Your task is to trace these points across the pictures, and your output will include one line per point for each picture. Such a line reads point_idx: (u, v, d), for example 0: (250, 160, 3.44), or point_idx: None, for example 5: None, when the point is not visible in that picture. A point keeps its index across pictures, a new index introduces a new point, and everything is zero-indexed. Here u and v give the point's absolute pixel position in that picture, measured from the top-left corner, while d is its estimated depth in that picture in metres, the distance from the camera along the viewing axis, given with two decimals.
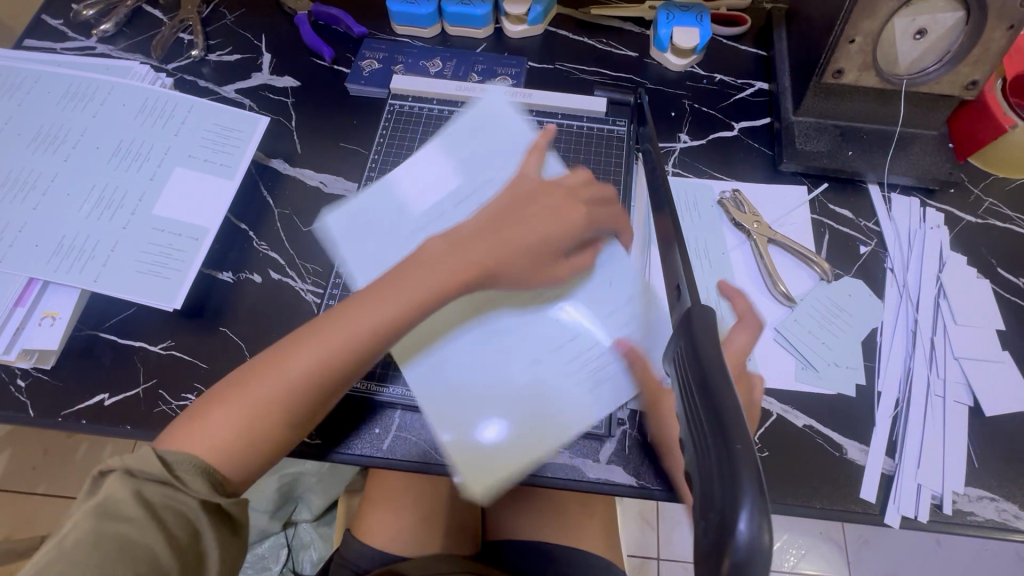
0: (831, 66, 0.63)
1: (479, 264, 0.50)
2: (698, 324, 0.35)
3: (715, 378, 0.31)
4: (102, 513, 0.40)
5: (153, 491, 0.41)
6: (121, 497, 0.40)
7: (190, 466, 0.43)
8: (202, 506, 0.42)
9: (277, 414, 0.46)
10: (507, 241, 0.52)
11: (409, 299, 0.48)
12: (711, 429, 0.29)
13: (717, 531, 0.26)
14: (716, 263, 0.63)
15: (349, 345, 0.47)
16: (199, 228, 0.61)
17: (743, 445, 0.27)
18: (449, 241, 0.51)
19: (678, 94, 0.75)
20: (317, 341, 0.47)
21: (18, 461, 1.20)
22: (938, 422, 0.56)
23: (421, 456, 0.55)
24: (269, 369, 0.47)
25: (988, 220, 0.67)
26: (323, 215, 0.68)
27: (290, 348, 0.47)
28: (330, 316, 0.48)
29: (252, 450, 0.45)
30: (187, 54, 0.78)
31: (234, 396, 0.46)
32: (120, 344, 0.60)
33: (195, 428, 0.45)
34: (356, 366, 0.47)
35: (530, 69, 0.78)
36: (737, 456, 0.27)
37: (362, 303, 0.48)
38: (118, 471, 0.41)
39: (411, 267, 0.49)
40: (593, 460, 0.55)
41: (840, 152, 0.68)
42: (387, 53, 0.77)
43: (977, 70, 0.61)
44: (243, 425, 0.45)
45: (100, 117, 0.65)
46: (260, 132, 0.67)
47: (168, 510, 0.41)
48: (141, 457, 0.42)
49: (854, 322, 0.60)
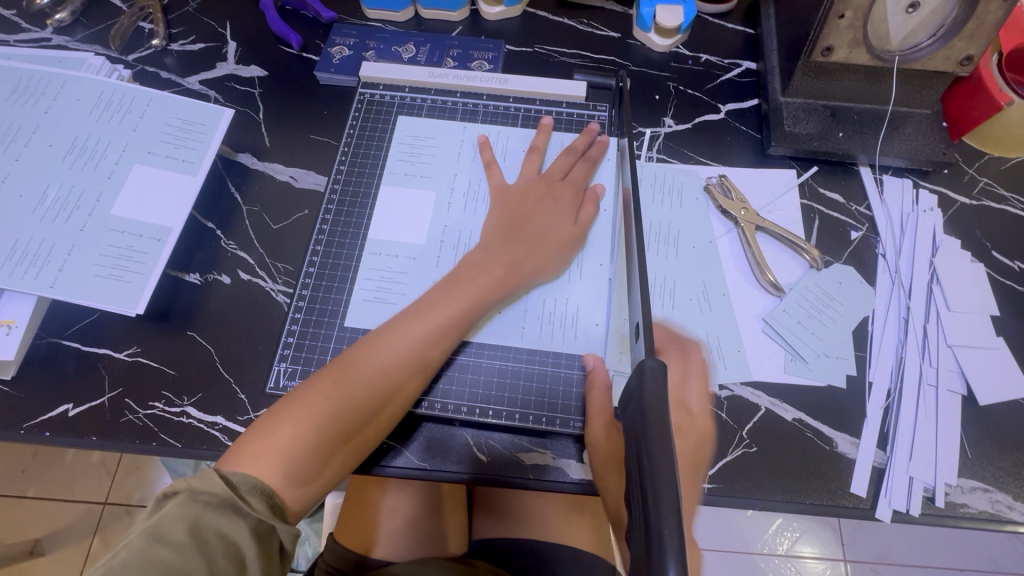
0: (820, 43, 0.60)
1: (513, 266, 0.56)
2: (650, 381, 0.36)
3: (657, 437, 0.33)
4: (153, 538, 0.39)
5: (214, 517, 0.41)
6: (176, 523, 0.40)
7: (253, 487, 0.44)
8: (258, 529, 0.42)
9: (339, 432, 0.47)
10: (533, 245, 0.57)
11: (460, 304, 0.53)
12: (643, 487, 0.32)
13: None
14: (682, 250, 0.61)
15: (410, 356, 0.51)
16: (161, 229, 0.58)
17: (671, 514, 0.29)
18: (489, 250, 0.56)
19: (663, 76, 0.72)
20: (375, 351, 0.50)
21: (5, 467, 1.18)
22: (930, 412, 0.54)
23: (404, 464, 0.53)
24: (327, 382, 0.49)
25: (982, 202, 0.64)
26: (293, 212, 0.65)
27: (345, 361, 0.50)
28: (382, 334, 0.51)
29: (312, 474, 0.46)
30: (148, 43, 0.74)
31: (295, 411, 0.47)
32: (84, 352, 0.57)
33: (263, 445, 0.46)
34: (412, 375, 0.51)
35: (508, 52, 0.75)
36: (664, 516, 0.29)
37: (416, 312, 0.52)
38: (183, 494, 0.41)
39: (460, 278, 0.54)
40: (575, 462, 0.54)
41: (830, 134, 0.65)
42: (358, 39, 0.74)
43: (971, 45, 0.58)
44: (305, 444, 0.46)
45: (53, 113, 0.62)
46: (224, 125, 0.64)
47: (218, 537, 0.40)
48: (205, 479, 0.42)
49: (844, 310, 0.58)
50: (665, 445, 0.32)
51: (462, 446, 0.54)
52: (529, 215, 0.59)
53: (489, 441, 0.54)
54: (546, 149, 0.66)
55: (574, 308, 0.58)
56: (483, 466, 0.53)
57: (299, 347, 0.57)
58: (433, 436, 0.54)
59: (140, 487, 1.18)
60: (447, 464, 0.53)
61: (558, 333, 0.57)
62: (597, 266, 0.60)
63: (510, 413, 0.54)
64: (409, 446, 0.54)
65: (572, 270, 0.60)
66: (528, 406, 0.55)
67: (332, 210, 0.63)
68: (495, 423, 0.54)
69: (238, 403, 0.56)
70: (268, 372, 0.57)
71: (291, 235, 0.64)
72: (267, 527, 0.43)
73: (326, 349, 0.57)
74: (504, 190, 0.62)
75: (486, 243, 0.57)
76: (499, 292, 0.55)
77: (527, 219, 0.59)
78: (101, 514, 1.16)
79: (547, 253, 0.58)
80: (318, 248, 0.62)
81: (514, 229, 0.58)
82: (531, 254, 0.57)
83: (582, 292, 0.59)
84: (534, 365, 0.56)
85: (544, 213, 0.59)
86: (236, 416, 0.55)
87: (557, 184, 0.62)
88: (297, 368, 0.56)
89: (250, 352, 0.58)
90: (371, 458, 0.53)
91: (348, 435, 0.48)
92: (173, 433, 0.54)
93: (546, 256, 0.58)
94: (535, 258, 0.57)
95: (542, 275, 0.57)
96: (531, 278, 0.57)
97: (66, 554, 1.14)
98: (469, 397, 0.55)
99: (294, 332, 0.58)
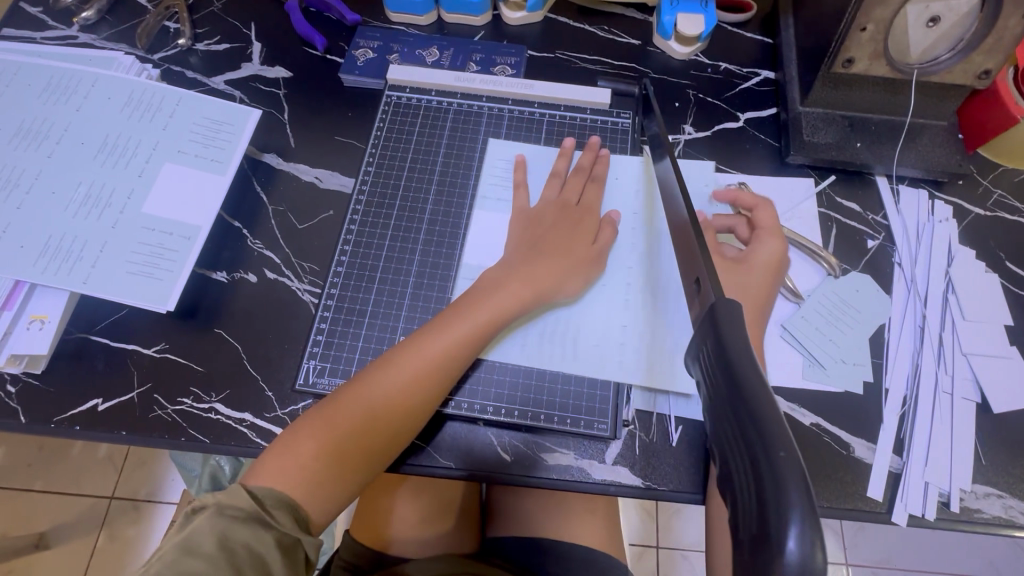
0: (841, 55, 0.61)
1: (534, 282, 0.56)
2: (724, 319, 0.34)
3: (745, 376, 0.30)
4: (184, 548, 0.40)
5: (239, 530, 0.42)
6: (206, 534, 0.41)
7: (278, 500, 0.45)
8: (282, 540, 0.44)
9: (362, 446, 0.49)
10: (552, 260, 0.57)
11: (474, 323, 0.53)
12: (748, 435, 0.28)
13: (758, 550, 0.25)
14: None
15: (426, 374, 0.51)
16: (191, 228, 0.59)
17: (786, 453, 0.26)
18: (505, 268, 0.57)
19: (683, 84, 0.73)
20: (392, 369, 0.51)
21: (13, 459, 1.18)
22: (946, 419, 0.56)
23: (426, 461, 0.54)
24: (349, 397, 0.50)
25: (996, 213, 0.66)
26: (319, 212, 0.66)
27: (364, 375, 0.51)
28: (398, 352, 0.52)
29: (335, 494, 0.48)
30: (174, 43, 0.75)
31: (318, 428, 0.48)
32: (113, 347, 0.58)
33: (287, 459, 0.47)
34: (430, 391, 0.51)
35: (529, 58, 0.76)
36: (781, 465, 0.26)
37: (435, 328, 0.53)
38: (212, 508, 0.42)
39: (479, 296, 0.55)
40: (603, 463, 0.54)
41: (848, 143, 0.66)
42: (382, 42, 0.75)
43: (990, 59, 0.59)
44: (330, 461, 0.48)
45: (84, 111, 0.63)
46: (251, 125, 0.65)
47: (243, 547, 0.42)
48: (232, 494, 0.43)
49: (862, 318, 0.60)
50: (762, 385, 0.29)
51: (486, 446, 0.55)
52: (549, 234, 0.60)
53: (512, 442, 0.55)
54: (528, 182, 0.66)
55: (597, 315, 0.59)
56: (507, 467, 0.54)
57: (328, 344, 0.58)
58: (455, 435, 0.55)
59: (147, 481, 1.19)
60: (467, 464, 0.54)
61: (582, 342, 0.57)
62: (615, 268, 0.61)
63: (535, 414, 0.55)
64: (431, 445, 0.55)
65: (596, 283, 0.60)
66: (552, 408, 0.56)
67: (360, 211, 0.64)
68: (520, 425, 0.55)
69: (265, 400, 0.57)
70: (296, 369, 0.57)
71: (319, 235, 0.64)
72: (291, 540, 0.44)
73: (355, 347, 0.58)
74: (524, 214, 0.62)
75: (508, 259, 0.58)
76: (518, 308, 0.55)
77: (544, 239, 0.59)
78: (108, 507, 1.17)
79: (568, 272, 0.58)
80: (347, 248, 0.62)
81: (533, 246, 0.59)
82: (553, 270, 0.57)
83: (607, 303, 0.59)
84: (561, 370, 0.57)
85: (564, 229, 0.60)
86: (263, 413, 0.56)
87: (557, 181, 0.64)
88: (325, 366, 0.57)
89: (277, 350, 0.59)
90: (397, 458, 0.54)
91: (365, 447, 0.49)
92: (200, 428, 0.55)
93: (564, 274, 0.57)
94: (558, 273, 0.57)
95: (561, 294, 0.57)
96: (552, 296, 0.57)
97: (73, 547, 1.14)
98: (494, 397, 0.56)
99: (322, 330, 0.59)
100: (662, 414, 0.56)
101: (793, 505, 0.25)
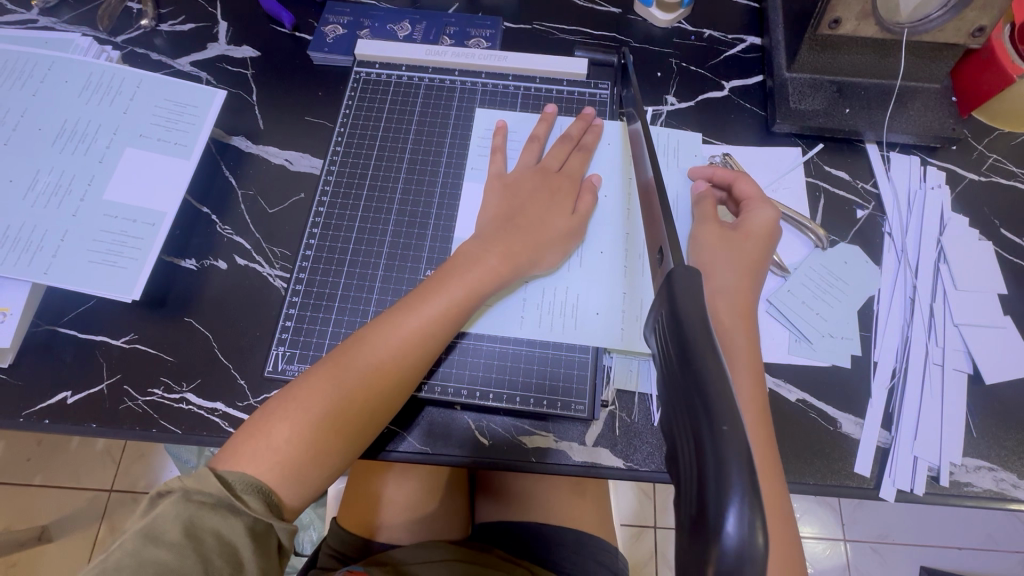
0: (828, 16, 0.58)
1: (511, 256, 0.54)
2: (681, 288, 0.32)
3: (695, 346, 0.29)
4: (148, 537, 0.39)
5: (209, 516, 0.41)
6: (172, 522, 0.40)
7: (250, 485, 0.43)
8: (254, 528, 0.42)
9: (338, 428, 0.47)
10: (529, 231, 0.55)
11: (450, 298, 0.51)
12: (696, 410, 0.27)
13: (702, 532, 0.24)
14: None
15: (403, 352, 0.49)
16: (156, 214, 0.57)
17: (730, 428, 0.25)
18: (483, 240, 0.54)
19: (665, 53, 0.70)
20: (367, 347, 0.49)
21: (10, 455, 1.18)
22: (936, 391, 0.54)
23: (404, 447, 0.53)
24: (323, 377, 0.48)
25: (991, 178, 0.63)
26: (289, 195, 0.64)
27: (341, 354, 0.49)
28: (373, 329, 0.50)
29: (310, 479, 0.46)
30: (137, 24, 0.72)
31: (291, 410, 0.46)
32: (81, 339, 0.57)
33: (259, 443, 0.45)
34: (408, 367, 0.49)
35: (506, 30, 0.73)
36: (723, 439, 0.24)
37: (410, 303, 0.51)
38: (177, 494, 0.41)
39: (456, 270, 0.53)
40: (584, 445, 0.53)
41: (837, 110, 0.63)
42: (352, 17, 0.72)
43: (984, 16, 0.56)
44: (305, 444, 0.46)
45: (41, 96, 0.61)
46: (216, 107, 0.63)
47: (213, 536, 0.40)
48: (200, 479, 0.42)
49: (850, 290, 0.58)
50: (714, 360, 0.28)
51: (465, 431, 0.54)
52: (527, 202, 0.57)
53: (492, 425, 0.54)
54: (507, 148, 0.64)
55: (573, 294, 0.57)
56: (487, 451, 0.53)
57: (297, 330, 0.56)
58: (433, 420, 0.54)
59: (145, 474, 1.19)
60: (451, 449, 0.53)
61: (558, 321, 0.56)
62: (594, 243, 0.59)
63: (511, 396, 0.54)
64: (410, 430, 0.54)
65: (572, 260, 0.58)
66: (530, 390, 0.54)
67: (330, 192, 0.62)
68: (498, 408, 0.54)
69: (238, 389, 0.55)
70: (267, 356, 0.56)
71: (289, 218, 0.63)
72: (263, 526, 0.43)
73: (325, 333, 0.56)
74: (502, 178, 0.60)
75: (483, 232, 0.56)
76: (496, 283, 0.53)
77: (523, 210, 0.57)
78: (107, 501, 1.17)
79: (544, 244, 0.55)
80: (316, 231, 0.61)
81: (510, 217, 0.56)
82: (527, 243, 0.55)
83: (582, 279, 0.57)
84: (536, 348, 0.55)
85: (542, 199, 0.57)
86: (235, 402, 0.55)
87: (537, 147, 0.62)
88: (295, 352, 0.56)
89: (249, 337, 0.57)
90: (374, 445, 0.53)
91: (343, 427, 0.47)
92: (173, 419, 0.54)
93: (542, 247, 0.55)
94: (536, 247, 0.55)
95: (539, 263, 0.55)
96: (529, 268, 0.55)
97: (73, 540, 1.15)
98: (469, 380, 0.54)
99: (291, 316, 0.57)
100: (643, 393, 0.55)
101: (735, 483, 0.23)
